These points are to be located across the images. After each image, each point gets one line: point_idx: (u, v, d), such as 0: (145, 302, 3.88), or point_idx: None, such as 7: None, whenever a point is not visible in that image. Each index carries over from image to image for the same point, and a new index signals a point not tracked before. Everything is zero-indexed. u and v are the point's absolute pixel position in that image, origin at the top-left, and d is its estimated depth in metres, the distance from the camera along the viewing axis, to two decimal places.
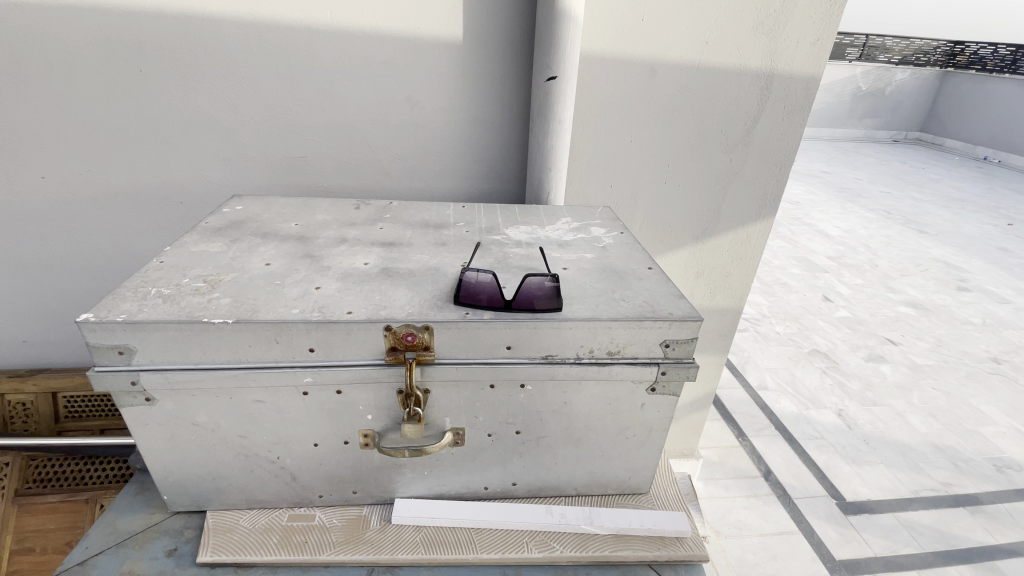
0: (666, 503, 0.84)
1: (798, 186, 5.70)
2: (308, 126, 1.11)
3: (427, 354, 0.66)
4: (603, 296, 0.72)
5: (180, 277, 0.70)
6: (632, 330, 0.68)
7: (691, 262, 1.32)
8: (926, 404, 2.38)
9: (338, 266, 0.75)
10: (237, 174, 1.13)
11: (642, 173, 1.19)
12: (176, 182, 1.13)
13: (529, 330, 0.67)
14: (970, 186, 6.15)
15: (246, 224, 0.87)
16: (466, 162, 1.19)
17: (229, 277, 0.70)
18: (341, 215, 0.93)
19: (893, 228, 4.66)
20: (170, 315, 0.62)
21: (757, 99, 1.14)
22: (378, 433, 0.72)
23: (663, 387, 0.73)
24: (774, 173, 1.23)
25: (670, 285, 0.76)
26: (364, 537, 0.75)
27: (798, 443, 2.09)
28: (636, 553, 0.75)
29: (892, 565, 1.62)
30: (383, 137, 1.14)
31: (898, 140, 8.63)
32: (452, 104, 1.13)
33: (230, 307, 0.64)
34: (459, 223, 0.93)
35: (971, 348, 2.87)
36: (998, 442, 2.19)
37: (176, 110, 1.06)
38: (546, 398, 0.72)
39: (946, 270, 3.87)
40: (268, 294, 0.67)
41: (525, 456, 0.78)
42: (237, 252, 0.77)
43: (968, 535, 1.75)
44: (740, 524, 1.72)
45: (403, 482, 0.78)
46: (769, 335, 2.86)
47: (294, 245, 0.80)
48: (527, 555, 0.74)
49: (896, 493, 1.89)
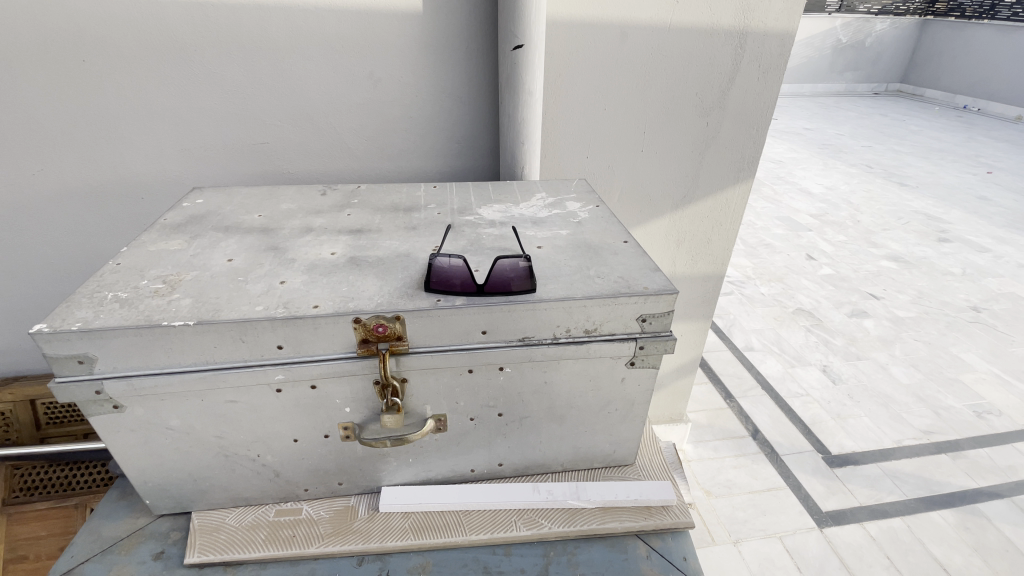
0: (652, 472, 0.85)
1: (780, 145, 5.68)
2: (268, 110, 1.06)
3: (401, 343, 0.65)
4: (578, 273, 0.71)
5: (137, 278, 0.67)
6: (608, 307, 0.68)
7: (672, 230, 1.31)
8: (908, 355, 2.43)
9: (304, 257, 0.72)
10: (198, 165, 1.09)
11: (617, 143, 1.17)
12: (135, 178, 1.08)
13: (504, 313, 0.65)
14: (950, 136, 6.17)
15: (206, 218, 0.83)
16: (435, 140, 1.16)
17: (190, 276, 0.68)
18: (307, 202, 0.90)
19: (875, 182, 4.67)
20: (128, 320, 0.60)
21: (732, 59, 1.11)
22: (358, 425, 0.71)
23: (642, 360, 0.73)
24: (751, 135, 1.21)
25: (646, 258, 0.75)
26: (353, 527, 0.75)
27: (784, 401, 2.14)
28: (623, 524, 0.76)
29: (877, 513, 1.68)
30: (347, 118, 1.09)
31: (878, 93, 8.59)
32: (416, 80, 1.09)
33: (191, 308, 0.62)
34: (431, 205, 0.91)
35: (952, 298, 2.92)
36: (978, 388, 2.25)
37: (128, 102, 1.01)
38: (526, 379, 0.72)
39: (927, 221, 3.91)
40: (231, 291, 0.65)
41: (510, 437, 0.78)
42: (197, 248, 0.74)
43: (951, 480, 1.81)
44: (729, 483, 1.77)
45: (388, 470, 0.78)
46: (755, 296, 2.88)
47: (258, 238, 0.77)
48: (515, 533, 0.75)
49: (880, 443, 1.94)
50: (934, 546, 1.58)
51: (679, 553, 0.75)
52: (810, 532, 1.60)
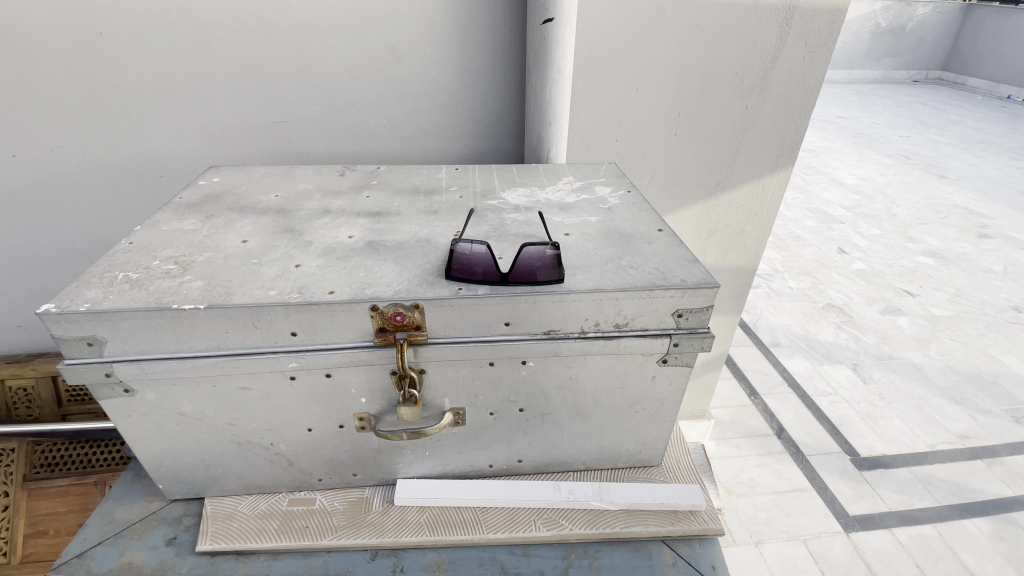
0: (679, 474, 0.80)
1: (812, 134, 5.47)
2: (286, 87, 1.03)
3: (419, 334, 0.61)
4: (609, 263, 0.66)
5: (149, 259, 0.65)
6: (642, 300, 0.63)
7: (703, 220, 1.25)
8: (943, 356, 2.32)
9: (320, 240, 0.69)
10: (214, 142, 1.06)
11: (650, 127, 1.11)
12: (153, 156, 1.06)
13: (528, 304, 0.61)
14: (993, 126, 5.88)
15: (222, 198, 0.81)
16: (457, 119, 1.11)
17: (202, 257, 0.65)
18: (325, 183, 0.86)
19: (912, 174, 4.47)
20: (137, 302, 0.57)
21: (776, 37, 1.04)
22: (374, 416, 0.68)
23: (675, 358, 0.68)
24: (793, 119, 1.13)
25: (683, 248, 0.70)
26: (367, 520, 0.73)
27: (811, 399, 2.06)
28: (648, 529, 0.72)
29: (907, 519, 1.61)
30: (367, 96, 1.05)
31: (918, 81, 8.21)
32: (439, 55, 1.04)
33: (202, 291, 0.59)
34: (453, 187, 0.86)
35: (991, 297, 2.79)
36: (1017, 392, 2.15)
37: (145, 78, 0.99)
38: (550, 374, 0.68)
39: (967, 216, 3.73)
40: (245, 274, 0.62)
41: (530, 432, 0.74)
42: (211, 229, 0.72)
43: (985, 487, 1.73)
44: (752, 482, 1.71)
45: (404, 463, 0.75)
46: (783, 290, 2.78)
47: (274, 219, 0.74)
48: (535, 534, 0.71)
49: (912, 447, 1.86)
50: (966, 555, 1.51)
51: (707, 562, 0.71)
52: (835, 536, 1.54)
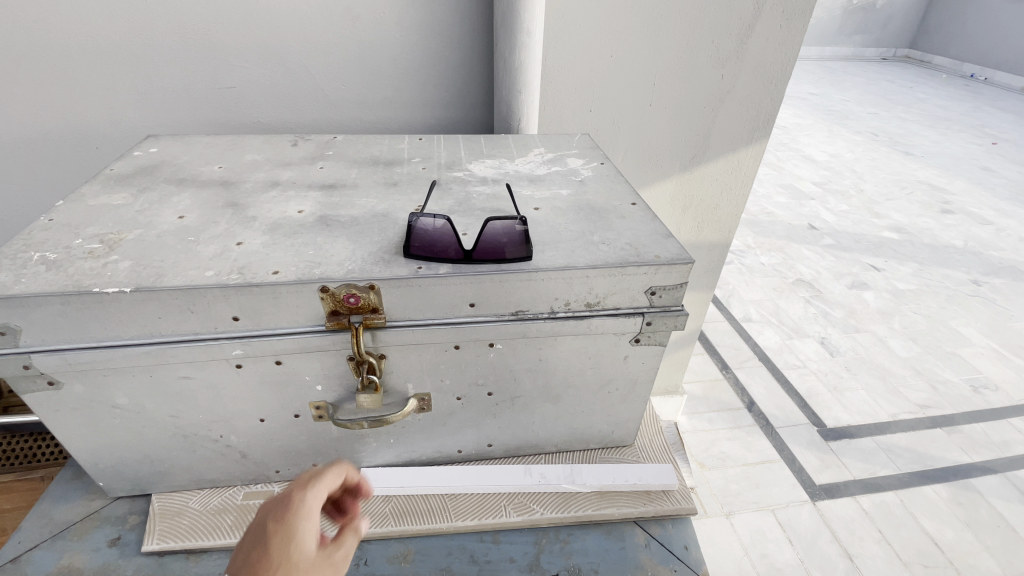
0: (652, 453, 0.79)
1: (785, 110, 5.50)
2: (232, 49, 0.94)
3: (376, 316, 0.57)
4: (580, 239, 0.63)
5: (72, 237, 0.58)
6: (614, 278, 0.60)
7: (678, 195, 1.22)
8: (907, 328, 2.39)
9: (266, 215, 0.63)
10: (154, 110, 0.97)
11: (624, 96, 1.06)
12: (86, 127, 0.97)
13: (494, 283, 0.57)
14: (957, 104, 6.02)
15: (159, 170, 0.74)
16: (421, 87, 1.04)
17: (132, 235, 0.59)
18: (275, 153, 0.80)
19: (880, 151, 4.55)
20: (54, 286, 0.51)
21: (753, 3, 1.00)
22: (332, 404, 0.64)
23: (648, 337, 0.66)
24: (769, 90, 1.10)
25: (657, 222, 0.67)
26: (328, 512, 0.69)
27: (781, 372, 2.10)
28: (621, 510, 0.71)
29: (870, 487, 1.66)
30: (322, 60, 0.98)
31: (887, 58, 8.32)
32: (399, 16, 0.96)
33: (130, 273, 0.53)
34: (415, 158, 0.81)
35: (953, 271, 2.88)
36: (975, 362, 2.23)
37: (71, 37, 0.89)
38: (519, 357, 0.64)
39: (931, 192, 3.82)
40: (179, 253, 0.56)
41: (500, 417, 0.71)
42: (145, 204, 0.65)
43: (944, 455, 1.80)
44: (723, 455, 1.74)
45: (367, 452, 0.71)
46: (755, 266, 2.81)
47: (216, 192, 0.68)
48: (505, 520, 0.69)
49: (876, 417, 1.92)
50: (926, 521, 1.57)
51: (679, 542, 0.70)
52: (803, 505, 1.59)
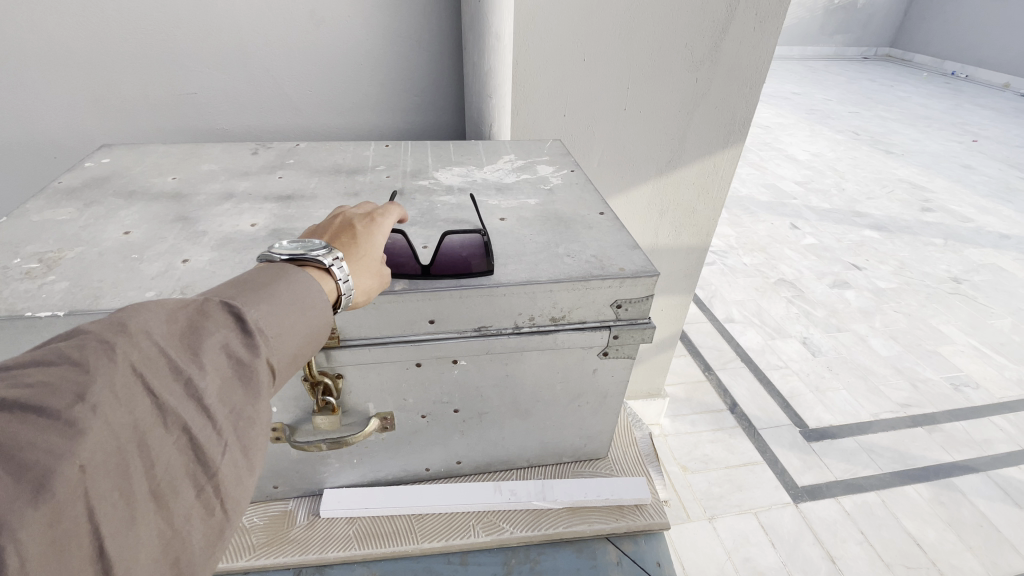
0: (626, 466, 0.78)
1: (767, 110, 5.54)
2: (190, 53, 0.91)
3: (330, 336, 0.55)
4: (544, 251, 0.61)
5: (7, 256, 0.55)
6: (579, 292, 0.58)
7: (655, 199, 1.21)
8: (888, 327, 2.41)
9: (217, 230, 0.60)
10: (111, 116, 0.94)
11: (597, 100, 1.05)
12: (38, 134, 0.93)
13: (453, 299, 0.55)
14: (936, 103, 6.11)
15: (109, 182, 0.71)
16: (390, 91, 1.02)
17: (73, 253, 0.56)
18: (233, 163, 0.77)
19: (861, 150, 4.60)
20: None
21: (726, 6, 0.99)
22: (290, 426, 0.61)
23: (616, 351, 0.64)
24: (744, 93, 1.09)
25: (625, 233, 0.65)
26: (290, 535, 0.67)
27: (763, 373, 2.11)
28: (593, 527, 0.69)
29: (852, 487, 1.67)
30: (286, 64, 0.95)
31: (868, 57, 8.42)
32: (366, 19, 0.94)
33: (65, 295, 0.50)
34: (380, 167, 0.79)
35: (933, 269, 2.91)
36: (955, 360, 2.25)
37: (19, 42, 0.85)
38: (484, 373, 0.62)
39: (911, 191, 3.87)
40: (121, 273, 0.53)
41: (468, 433, 0.69)
42: (90, 219, 0.62)
43: (925, 454, 1.81)
44: (706, 457, 1.74)
45: (330, 472, 0.69)
46: (738, 266, 2.82)
47: (166, 206, 0.65)
48: (473, 540, 0.67)
49: (858, 417, 1.93)
50: (908, 521, 1.58)
51: (652, 558, 0.69)
52: (785, 508, 1.59)
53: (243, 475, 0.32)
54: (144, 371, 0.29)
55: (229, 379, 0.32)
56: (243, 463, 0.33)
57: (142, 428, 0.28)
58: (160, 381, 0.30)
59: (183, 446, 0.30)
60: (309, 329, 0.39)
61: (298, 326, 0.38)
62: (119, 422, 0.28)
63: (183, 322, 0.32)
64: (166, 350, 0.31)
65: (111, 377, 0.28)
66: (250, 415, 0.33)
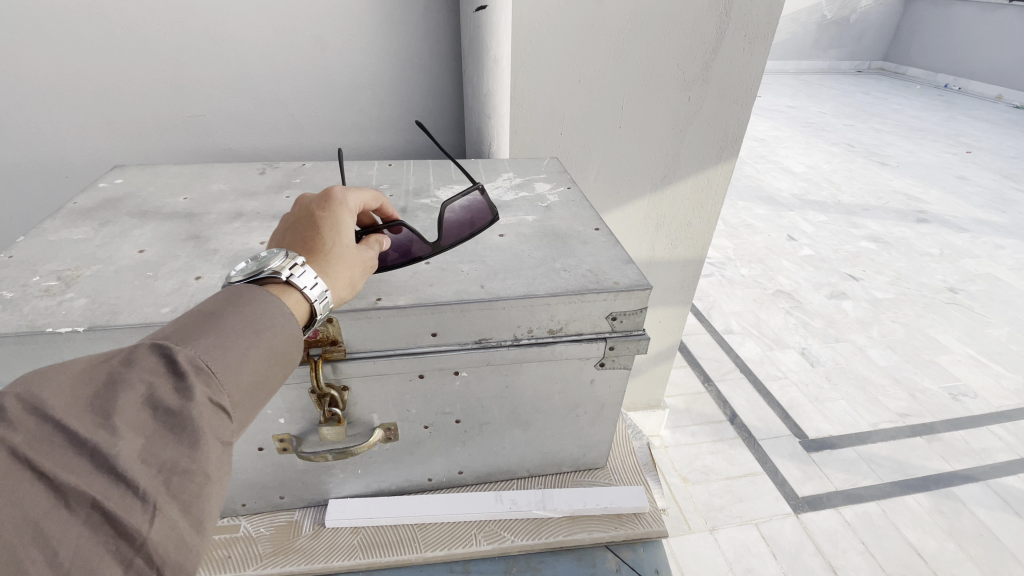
0: (624, 475, 0.79)
1: (763, 123, 5.61)
2: (200, 77, 0.94)
3: (336, 348, 0.57)
4: (542, 266, 0.63)
5: (27, 275, 0.58)
6: (575, 305, 0.60)
7: (651, 213, 1.24)
8: (885, 337, 2.43)
9: (227, 248, 0.63)
10: (122, 137, 0.97)
11: (593, 118, 1.08)
12: (52, 156, 0.97)
13: (455, 313, 0.58)
14: (929, 115, 6.19)
15: (122, 202, 0.73)
16: (393, 112, 1.05)
17: (90, 271, 0.58)
18: (242, 183, 0.80)
19: (857, 162, 4.66)
20: (5, 326, 0.51)
21: (716, 28, 1.02)
22: (296, 436, 0.63)
23: (612, 361, 0.66)
24: (735, 110, 1.13)
25: (619, 247, 0.68)
26: (295, 545, 0.68)
27: (762, 384, 2.12)
28: (592, 535, 0.70)
29: (852, 498, 1.67)
30: (292, 87, 0.98)
31: (861, 71, 8.55)
32: (369, 43, 0.98)
33: (84, 311, 0.52)
34: (383, 185, 0.81)
35: (930, 279, 2.93)
36: (953, 370, 2.26)
37: (36, 68, 0.89)
38: (485, 383, 0.64)
39: (906, 202, 3.91)
40: (137, 290, 0.55)
41: (469, 443, 0.71)
42: (106, 238, 0.65)
43: (925, 463, 1.82)
44: (706, 469, 1.74)
45: (335, 482, 0.71)
46: (735, 278, 2.84)
47: (178, 225, 0.68)
48: (474, 549, 0.68)
49: (857, 427, 1.94)
50: (908, 530, 1.58)
51: (651, 565, 0.70)
52: (786, 518, 1.59)
53: (184, 537, 0.29)
54: (40, 446, 0.27)
55: (154, 433, 0.30)
56: (184, 524, 0.30)
57: (38, 514, 0.26)
58: (62, 455, 0.27)
59: (96, 519, 0.27)
60: (256, 363, 0.37)
61: (245, 358, 0.36)
62: (17, 502, 0.26)
63: (95, 383, 0.30)
64: (68, 418, 0.28)
65: (3, 456, 0.26)
66: (189, 467, 0.30)
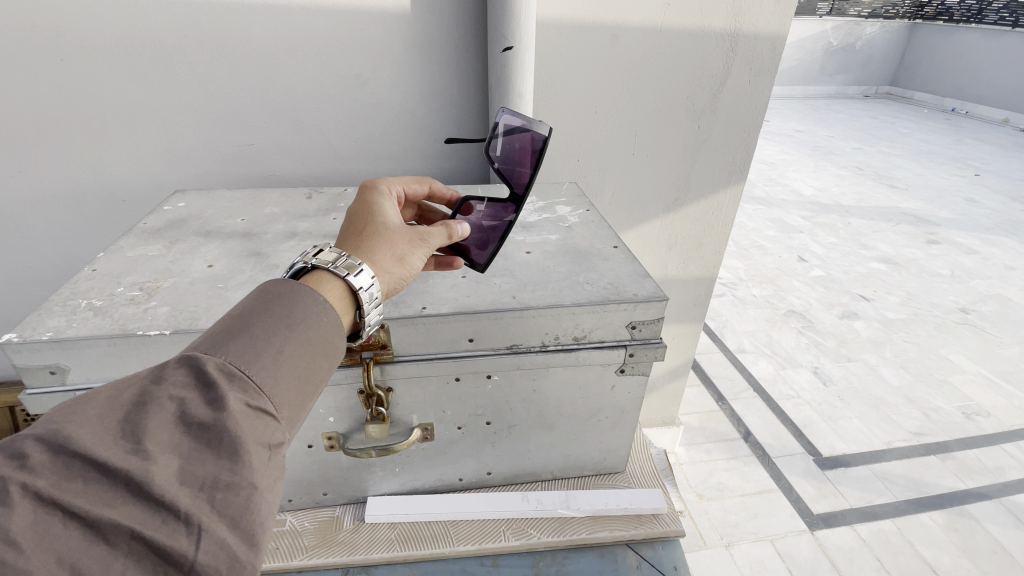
0: (643, 479, 0.84)
1: (771, 147, 5.70)
2: (251, 111, 1.04)
3: (384, 352, 0.63)
4: (567, 279, 0.70)
5: (113, 286, 0.65)
6: (598, 314, 0.67)
7: (664, 233, 1.30)
8: (898, 356, 2.44)
9: (286, 263, 0.70)
10: (178, 165, 1.07)
11: (608, 145, 1.16)
12: (116, 182, 1.06)
13: (490, 320, 0.64)
14: (937, 138, 6.25)
15: (187, 223, 0.82)
16: (423, 141, 1.14)
17: (167, 283, 0.66)
18: (291, 206, 0.88)
19: (866, 184, 4.71)
20: (101, 329, 0.58)
21: (722, 62, 1.11)
22: (343, 434, 0.69)
23: (632, 368, 0.72)
24: (742, 137, 1.20)
25: (637, 263, 0.74)
26: (338, 538, 0.73)
27: (775, 403, 2.14)
28: (613, 533, 0.75)
29: (867, 515, 1.68)
30: (333, 119, 1.08)
31: (868, 96, 8.66)
32: (403, 79, 1.07)
33: (167, 317, 0.60)
34: None
35: (941, 300, 2.95)
36: (967, 390, 2.27)
37: (107, 103, 0.99)
38: (515, 387, 0.70)
39: (916, 223, 3.94)
40: (211, 299, 0.63)
41: (498, 445, 0.76)
42: (177, 254, 0.73)
43: (940, 482, 1.82)
44: (721, 485, 1.76)
45: (375, 480, 0.76)
46: (747, 298, 2.88)
47: (240, 243, 0.76)
48: (503, 544, 0.73)
49: (871, 445, 1.95)
50: (924, 548, 1.58)
51: (669, 562, 0.74)
52: (801, 535, 1.60)
53: (230, 547, 0.33)
54: (70, 481, 0.31)
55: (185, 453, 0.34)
56: (230, 536, 0.33)
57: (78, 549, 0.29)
58: (93, 488, 0.31)
59: (138, 543, 0.31)
60: (282, 373, 0.40)
61: (273, 370, 0.39)
62: (59, 540, 0.29)
63: (126, 413, 0.34)
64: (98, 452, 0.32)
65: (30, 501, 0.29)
66: (228, 480, 0.34)
